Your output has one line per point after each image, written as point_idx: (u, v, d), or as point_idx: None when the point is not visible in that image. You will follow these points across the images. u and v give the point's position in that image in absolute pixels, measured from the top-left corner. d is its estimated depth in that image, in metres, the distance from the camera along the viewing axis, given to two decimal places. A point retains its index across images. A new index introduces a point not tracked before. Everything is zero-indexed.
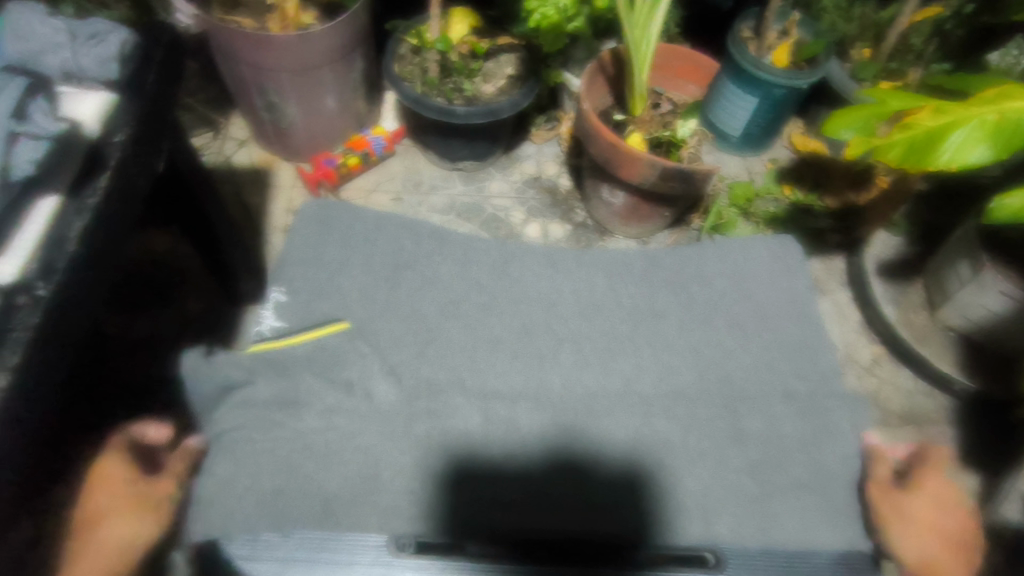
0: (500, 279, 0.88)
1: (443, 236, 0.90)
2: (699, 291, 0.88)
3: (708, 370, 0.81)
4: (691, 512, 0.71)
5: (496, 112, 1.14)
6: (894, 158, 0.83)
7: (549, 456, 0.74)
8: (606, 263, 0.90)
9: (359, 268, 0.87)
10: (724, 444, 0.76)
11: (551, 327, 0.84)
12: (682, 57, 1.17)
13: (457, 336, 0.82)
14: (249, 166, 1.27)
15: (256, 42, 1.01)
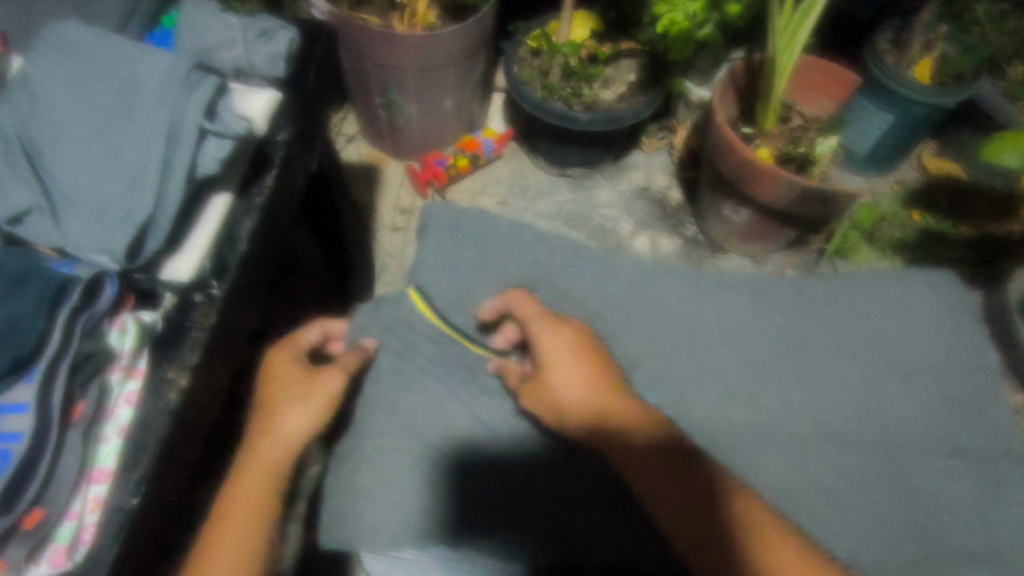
0: (637, 297, 0.91)
1: (580, 251, 0.96)
2: (858, 325, 0.89)
3: (865, 414, 0.83)
4: (815, 521, 0.77)
5: (618, 120, 1.10)
6: None
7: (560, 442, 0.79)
8: (747, 287, 0.92)
9: (495, 279, 0.94)
10: (877, 487, 0.79)
11: (693, 354, 0.86)
12: (818, 69, 1.10)
13: None
14: (358, 161, 1.28)
15: (385, 40, 1.01)
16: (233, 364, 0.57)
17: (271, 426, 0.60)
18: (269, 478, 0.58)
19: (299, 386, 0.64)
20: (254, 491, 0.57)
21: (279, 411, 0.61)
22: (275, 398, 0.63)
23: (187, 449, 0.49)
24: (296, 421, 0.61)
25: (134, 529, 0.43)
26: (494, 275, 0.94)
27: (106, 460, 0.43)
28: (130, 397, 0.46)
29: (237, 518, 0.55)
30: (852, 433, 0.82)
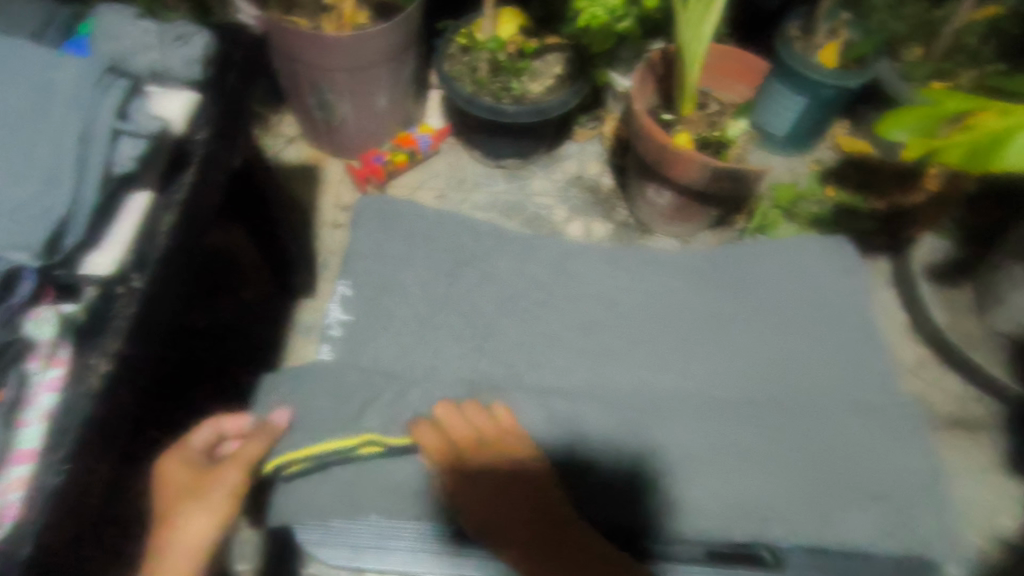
0: (558, 277, 0.97)
1: (503, 236, 1.01)
2: (759, 291, 0.97)
3: (764, 370, 0.90)
4: (726, 499, 0.79)
5: (545, 112, 1.15)
6: (956, 159, 0.83)
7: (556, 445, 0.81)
8: (663, 264, 1.00)
9: (422, 263, 0.98)
10: (778, 443, 0.83)
11: (610, 324, 0.93)
12: (730, 56, 1.17)
13: (514, 331, 0.92)
14: (298, 162, 1.30)
15: (314, 41, 1.03)
16: (156, 348, 0.61)
17: (178, 525, 0.61)
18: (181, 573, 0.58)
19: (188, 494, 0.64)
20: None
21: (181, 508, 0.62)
22: (172, 506, 0.63)
23: (108, 432, 0.53)
24: (201, 524, 0.61)
25: (59, 502, 0.47)
26: (422, 263, 0.98)
27: (28, 443, 0.46)
28: (52, 383, 0.48)
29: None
30: (753, 389, 0.88)
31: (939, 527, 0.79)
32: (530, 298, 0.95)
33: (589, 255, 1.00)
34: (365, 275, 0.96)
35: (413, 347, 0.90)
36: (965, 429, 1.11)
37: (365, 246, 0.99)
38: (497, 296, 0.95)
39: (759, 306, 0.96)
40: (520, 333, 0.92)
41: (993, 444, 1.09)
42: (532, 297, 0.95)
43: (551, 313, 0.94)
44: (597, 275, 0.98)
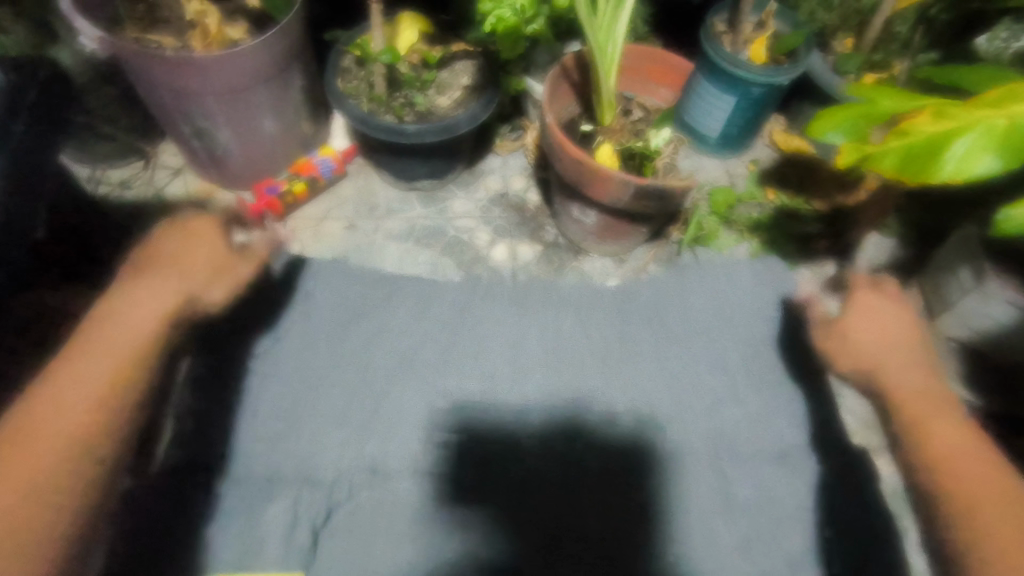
0: (462, 319, 1.04)
1: (398, 284, 1.07)
2: (673, 318, 1.06)
3: (679, 396, 0.98)
4: (671, 519, 0.89)
5: (453, 129, 1.03)
6: (890, 167, 0.74)
7: (560, 432, 0.95)
8: (574, 302, 1.07)
9: (316, 324, 1.03)
10: (706, 471, 0.92)
11: (510, 368, 0.99)
12: (652, 57, 1.07)
13: (409, 394, 0.96)
14: (184, 197, 1.15)
15: (173, 63, 0.89)
16: None
17: (88, 412, 0.63)
18: (56, 456, 0.60)
19: (175, 257, 0.75)
20: (108, 358, 0.66)
21: (71, 379, 0.64)
22: (66, 367, 0.64)
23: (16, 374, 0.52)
24: (66, 443, 0.61)
25: None
26: (341, 309, 1.04)
27: None
28: None
29: (94, 374, 0.65)
30: (669, 415, 0.97)
31: (864, 521, 0.89)
32: (454, 331, 1.02)
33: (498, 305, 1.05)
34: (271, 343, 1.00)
35: (337, 383, 0.97)
36: None
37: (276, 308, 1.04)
38: (418, 333, 1.02)
39: (680, 320, 1.06)
40: (416, 394, 0.96)
41: None
42: (450, 330, 1.02)
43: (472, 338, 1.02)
44: (509, 317, 1.05)
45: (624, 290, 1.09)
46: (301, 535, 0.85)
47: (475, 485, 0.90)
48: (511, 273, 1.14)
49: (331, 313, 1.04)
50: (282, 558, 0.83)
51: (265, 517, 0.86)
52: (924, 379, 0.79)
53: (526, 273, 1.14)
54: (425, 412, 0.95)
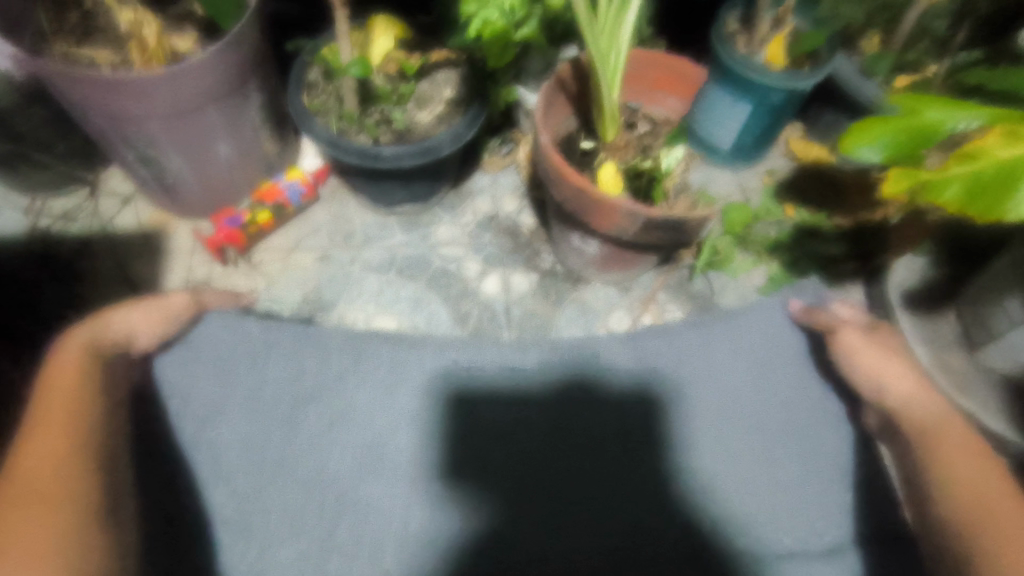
0: (440, 394, 0.76)
1: (357, 346, 0.79)
2: (724, 393, 0.77)
3: (753, 505, 0.71)
4: None
5: (434, 151, 0.91)
6: (951, 202, 0.62)
7: (583, 565, 0.67)
8: (592, 363, 0.80)
9: (238, 412, 0.73)
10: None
11: (510, 466, 0.73)
12: (659, 66, 0.94)
13: (378, 500, 0.70)
14: (135, 229, 1.02)
15: (104, 86, 0.77)
16: None
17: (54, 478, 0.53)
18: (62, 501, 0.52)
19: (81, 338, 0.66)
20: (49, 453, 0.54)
21: (27, 455, 0.54)
22: (20, 449, 0.55)
23: None
24: (48, 493, 0.52)
25: None
26: (297, 375, 0.76)
27: None
28: None
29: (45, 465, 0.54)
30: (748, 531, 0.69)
31: None
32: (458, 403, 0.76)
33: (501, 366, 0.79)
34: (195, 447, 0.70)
35: (302, 469, 0.71)
36: None
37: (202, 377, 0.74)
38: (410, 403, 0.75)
39: (765, 382, 0.78)
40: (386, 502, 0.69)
41: None
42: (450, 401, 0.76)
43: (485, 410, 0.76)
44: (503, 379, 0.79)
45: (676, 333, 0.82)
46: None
47: None
48: (504, 308, 1.01)
49: (288, 366, 0.76)
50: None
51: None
52: (912, 385, 0.71)
53: (521, 307, 1.02)
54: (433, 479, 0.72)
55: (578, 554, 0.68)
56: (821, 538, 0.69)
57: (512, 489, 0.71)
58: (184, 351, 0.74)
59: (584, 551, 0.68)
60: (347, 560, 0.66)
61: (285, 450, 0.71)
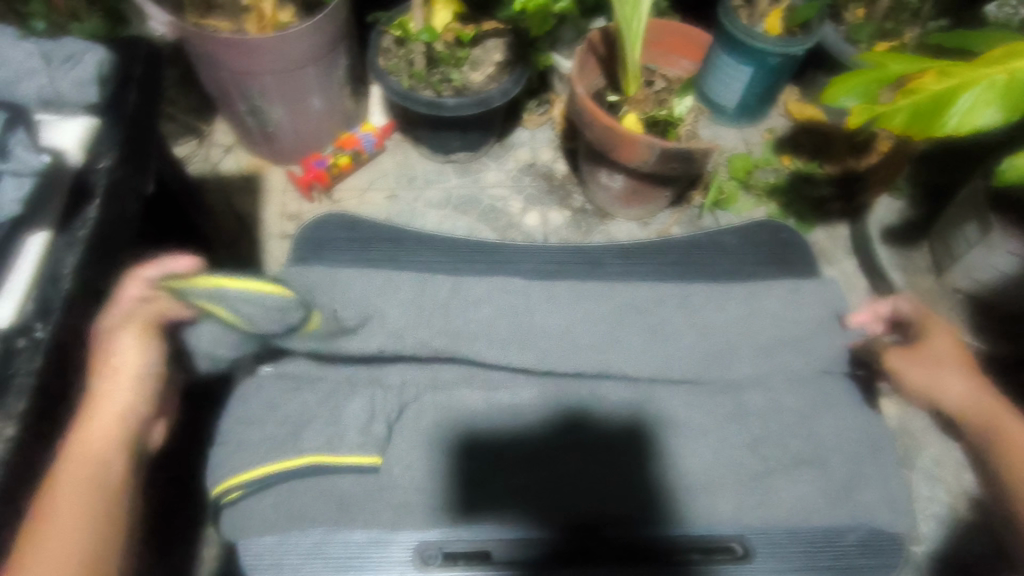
0: (496, 263, 0.89)
1: (441, 244, 0.90)
2: (717, 268, 0.89)
3: (726, 352, 0.81)
4: (697, 492, 0.70)
5: (487, 102, 1.11)
6: (899, 125, 0.80)
7: (552, 420, 0.74)
8: (604, 252, 0.91)
9: (352, 263, 0.86)
10: (771, 427, 0.74)
11: (563, 322, 0.81)
12: (674, 31, 1.14)
13: (472, 328, 0.80)
14: (238, 171, 1.24)
15: (236, 47, 0.98)
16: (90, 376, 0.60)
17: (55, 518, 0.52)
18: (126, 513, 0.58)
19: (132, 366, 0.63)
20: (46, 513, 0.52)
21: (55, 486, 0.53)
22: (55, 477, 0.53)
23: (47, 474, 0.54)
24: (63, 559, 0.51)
25: None
26: (417, 272, 0.87)
27: None
28: None
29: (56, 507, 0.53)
30: (727, 373, 0.79)
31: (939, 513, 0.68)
32: (517, 307, 0.82)
33: (565, 287, 0.84)
34: (318, 289, 0.80)
35: (406, 295, 0.81)
36: None
37: (341, 252, 0.88)
38: (498, 286, 0.83)
39: (770, 368, 0.79)
40: (477, 331, 0.80)
41: None
42: (504, 333, 0.80)
43: (548, 344, 0.80)
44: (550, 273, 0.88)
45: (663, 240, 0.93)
46: (377, 425, 0.71)
47: (484, 474, 0.69)
48: (543, 237, 1.22)
49: (386, 248, 0.88)
50: (359, 445, 0.69)
51: (345, 412, 0.72)
52: (965, 386, 0.68)
53: (557, 237, 1.22)
54: (497, 330, 0.80)
55: (590, 428, 0.74)
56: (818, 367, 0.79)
57: (531, 374, 0.77)
58: (311, 227, 0.88)
59: (584, 422, 0.74)
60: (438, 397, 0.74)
61: (413, 291, 0.82)
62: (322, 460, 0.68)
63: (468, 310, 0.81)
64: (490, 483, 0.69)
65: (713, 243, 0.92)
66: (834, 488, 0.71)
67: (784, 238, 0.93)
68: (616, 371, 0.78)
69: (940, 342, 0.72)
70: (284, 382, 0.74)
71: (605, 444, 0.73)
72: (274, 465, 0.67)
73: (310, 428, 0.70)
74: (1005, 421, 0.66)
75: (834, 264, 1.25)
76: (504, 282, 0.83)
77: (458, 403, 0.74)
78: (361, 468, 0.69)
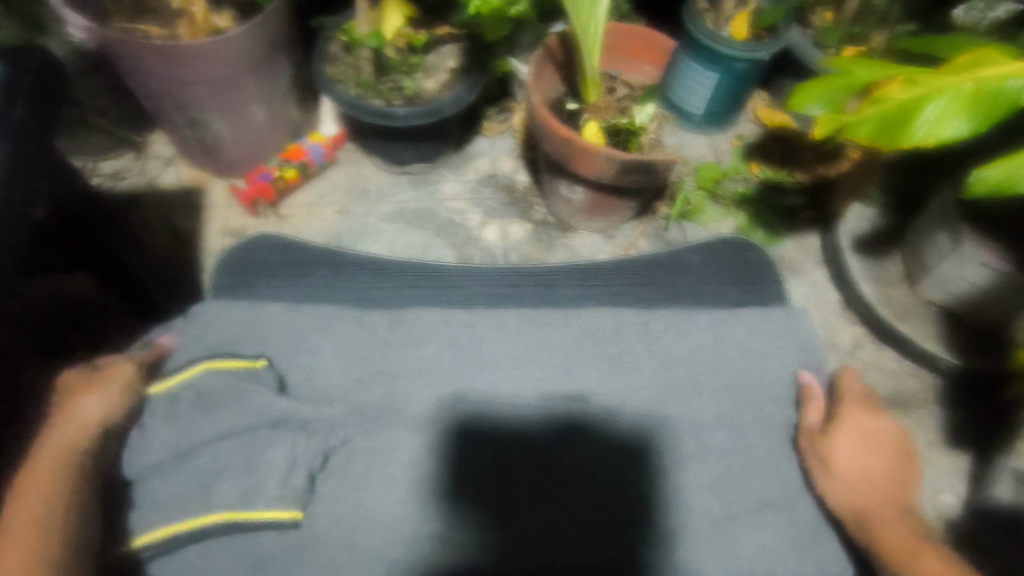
0: (434, 284, 0.89)
1: (385, 269, 0.89)
2: (681, 286, 0.89)
3: (687, 381, 0.79)
4: (680, 538, 0.69)
5: (439, 111, 1.05)
6: (865, 136, 0.75)
7: (554, 429, 0.76)
8: (565, 274, 0.90)
9: (293, 292, 0.86)
10: (733, 466, 0.74)
11: (507, 348, 0.81)
12: (635, 36, 1.09)
13: (413, 360, 0.79)
14: (177, 186, 1.17)
15: (161, 54, 0.90)
16: None
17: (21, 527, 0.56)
18: (45, 501, 0.57)
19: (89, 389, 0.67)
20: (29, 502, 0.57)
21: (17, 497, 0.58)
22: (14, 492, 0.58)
23: None
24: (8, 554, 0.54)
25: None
26: (353, 300, 0.86)
27: None
28: None
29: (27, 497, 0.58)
30: (693, 408, 0.78)
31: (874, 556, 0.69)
32: (463, 338, 0.81)
33: (512, 314, 0.84)
34: (248, 323, 0.80)
35: (362, 327, 0.81)
36: (902, 407, 1.06)
37: (272, 279, 0.87)
38: (442, 318, 0.83)
39: (734, 406, 0.79)
40: (418, 363, 0.79)
41: (932, 418, 1.05)
42: (449, 366, 0.79)
43: (497, 375, 0.79)
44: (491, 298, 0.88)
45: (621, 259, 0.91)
46: (297, 476, 0.68)
47: (489, 485, 0.71)
48: (502, 252, 1.16)
49: (323, 276, 0.88)
50: (277, 498, 0.66)
51: (261, 462, 0.67)
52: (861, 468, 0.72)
53: (517, 252, 1.16)
54: (453, 362, 0.79)
55: (575, 457, 0.74)
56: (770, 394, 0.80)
57: (509, 399, 0.77)
58: (248, 246, 0.89)
59: (579, 442, 0.75)
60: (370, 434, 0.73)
61: (351, 324, 0.81)
62: (229, 517, 0.64)
63: (409, 342, 0.80)
64: (494, 491, 0.71)
65: (675, 262, 0.91)
66: (798, 533, 0.71)
67: (750, 256, 0.92)
68: (583, 399, 0.78)
69: (856, 430, 0.74)
70: (201, 422, 0.70)
71: (589, 478, 0.73)
72: (181, 524, 0.64)
73: (223, 480, 0.66)
74: (888, 522, 0.67)
75: (804, 276, 1.20)
76: (467, 314, 0.84)
77: (398, 448, 0.73)
78: (279, 523, 0.66)
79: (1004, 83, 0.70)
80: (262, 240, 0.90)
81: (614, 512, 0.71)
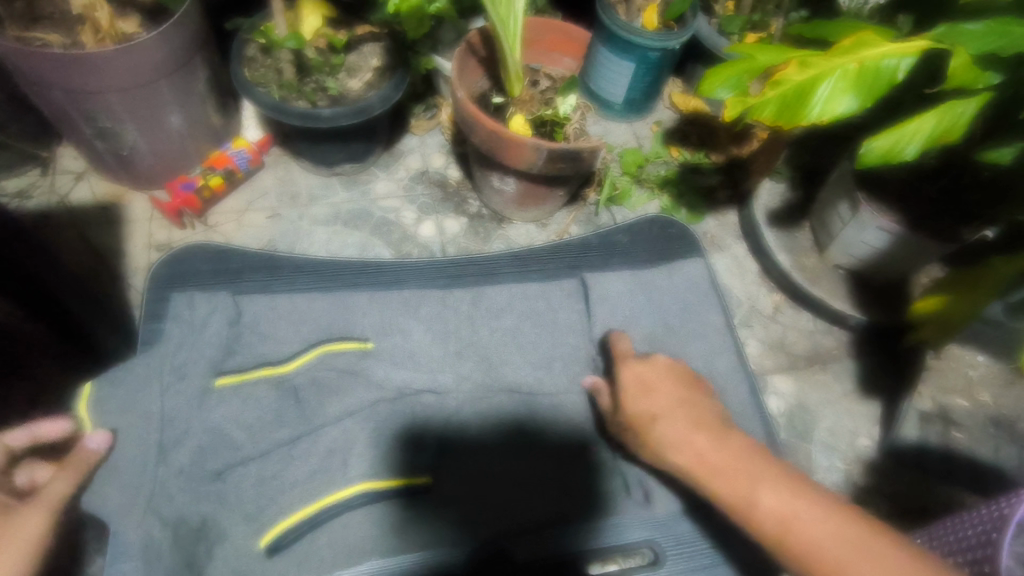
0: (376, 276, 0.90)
1: (323, 268, 0.90)
2: (614, 262, 0.96)
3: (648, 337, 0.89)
4: (642, 490, 0.77)
5: (367, 111, 1.04)
6: (768, 116, 0.81)
7: (507, 417, 0.80)
8: (499, 268, 0.94)
9: (248, 282, 0.88)
10: None
11: (493, 321, 0.88)
12: (552, 29, 1.13)
13: (416, 336, 0.85)
14: (93, 202, 1.12)
15: (66, 64, 0.86)
16: None
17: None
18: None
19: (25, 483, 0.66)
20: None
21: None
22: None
23: None
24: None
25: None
26: (309, 289, 0.88)
27: None
28: None
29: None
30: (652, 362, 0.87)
31: None
32: (451, 317, 0.87)
33: (499, 290, 0.90)
34: (204, 313, 0.82)
35: (341, 315, 0.86)
36: (820, 363, 1.15)
37: (204, 283, 0.87)
38: (438, 300, 0.88)
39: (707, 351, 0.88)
40: (407, 343, 0.85)
41: (846, 372, 1.14)
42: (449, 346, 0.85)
43: (496, 350, 0.86)
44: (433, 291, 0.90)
45: (556, 245, 0.96)
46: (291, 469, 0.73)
47: (448, 478, 0.75)
48: (440, 246, 1.17)
49: (261, 277, 0.88)
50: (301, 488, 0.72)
51: (294, 453, 0.74)
52: (673, 431, 0.72)
53: (455, 246, 1.18)
54: (438, 339, 0.85)
55: (536, 446, 0.79)
56: (709, 336, 0.90)
57: (464, 392, 0.81)
58: (173, 259, 0.87)
59: (527, 441, 0.79)
60: (346, 405, 0.78)
61: (336, 312, 0.86)
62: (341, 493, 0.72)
63: (395, 329, 0.85)
64: (459, 489, 0.75)
65: (606, 244, 0.97)
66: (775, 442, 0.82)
67: (673, 232, 0.99)
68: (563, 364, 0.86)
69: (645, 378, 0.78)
70: (219, 407, 0.76)
71: (535, 461, 0.78)
72: (320, 502, 0.72)
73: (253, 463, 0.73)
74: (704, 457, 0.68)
75: (725, 250, 1.28)
76: (443, 295, 0.89)
77: (362, 426, 0.77)
78: (369, 495, 0.73)
79: (881, 62, 0.78)
80: (189, 247, 0.88)
81: (568, 470, 0.78)
